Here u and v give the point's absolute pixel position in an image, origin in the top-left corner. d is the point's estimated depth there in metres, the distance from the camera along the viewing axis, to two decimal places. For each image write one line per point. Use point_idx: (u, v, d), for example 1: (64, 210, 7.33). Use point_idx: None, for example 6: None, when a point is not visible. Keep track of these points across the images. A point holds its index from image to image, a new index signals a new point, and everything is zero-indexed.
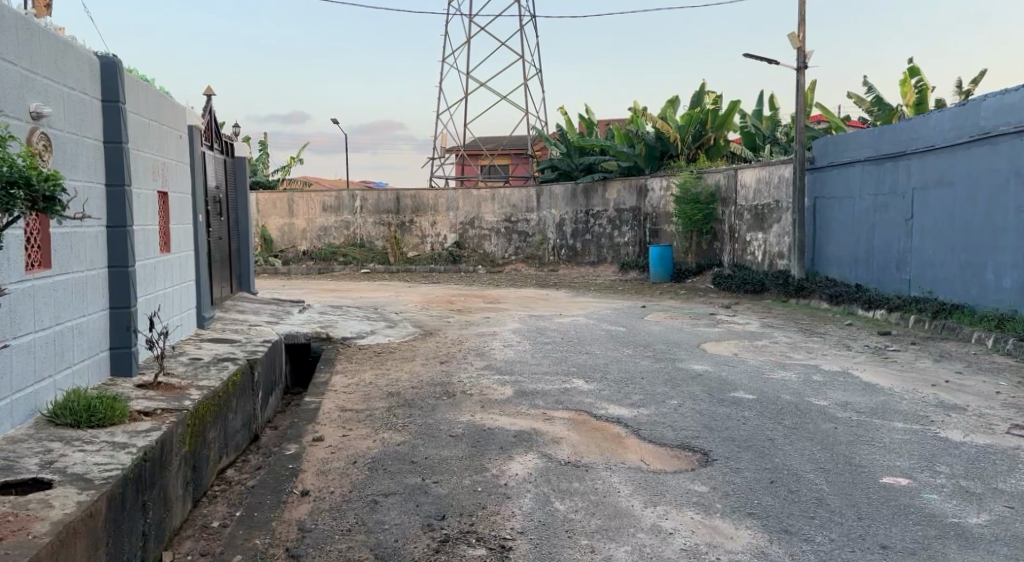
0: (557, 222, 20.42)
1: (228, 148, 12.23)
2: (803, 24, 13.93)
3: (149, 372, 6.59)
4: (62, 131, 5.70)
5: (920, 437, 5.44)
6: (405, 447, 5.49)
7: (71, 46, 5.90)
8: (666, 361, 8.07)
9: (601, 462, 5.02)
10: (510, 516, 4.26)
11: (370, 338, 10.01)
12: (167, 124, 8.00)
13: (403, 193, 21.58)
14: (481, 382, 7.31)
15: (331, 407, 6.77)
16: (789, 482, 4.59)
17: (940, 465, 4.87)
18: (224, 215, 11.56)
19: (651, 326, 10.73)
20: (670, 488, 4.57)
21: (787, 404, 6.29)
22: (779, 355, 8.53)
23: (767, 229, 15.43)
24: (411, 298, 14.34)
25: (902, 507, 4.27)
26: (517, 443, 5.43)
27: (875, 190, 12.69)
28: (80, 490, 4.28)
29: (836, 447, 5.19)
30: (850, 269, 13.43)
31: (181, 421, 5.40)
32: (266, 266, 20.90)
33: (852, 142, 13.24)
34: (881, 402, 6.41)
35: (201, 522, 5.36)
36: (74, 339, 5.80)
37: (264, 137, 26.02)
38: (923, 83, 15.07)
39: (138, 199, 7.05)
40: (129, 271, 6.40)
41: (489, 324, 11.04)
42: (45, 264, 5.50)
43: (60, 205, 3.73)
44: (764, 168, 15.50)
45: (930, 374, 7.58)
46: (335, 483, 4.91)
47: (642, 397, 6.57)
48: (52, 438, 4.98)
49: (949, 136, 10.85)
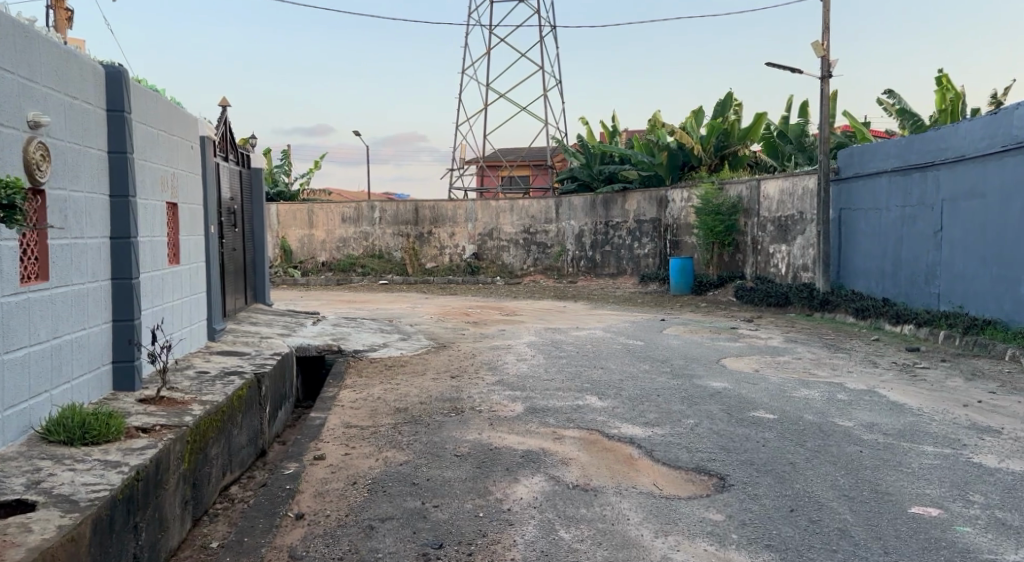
0: (576, 233, 20.16)
1: (244, 159, 12.12)
2: (828, 32, 13.63)
3: (151, 387, 6.40)
4: (61, 140, 5.52)
5: (951, 462, 5.13)
6: (408, 467, 5.26)
7: (73, 55, 5.72)
8: (684, 378, 7.78)
9: (612, 486, 4.76)
10: (510, 546, 4.01)
11: (382, 351, 9.81)
12: (177, 134, 7.85)
13: (422, 204, 21.48)
14: (492, 398, 7.06)
15: (336, 423, 6.56)
16: (810, 511, 4.31)
17: (974, 495, 4.56)
18: (239, 226, 11.44)
19: (669, 341, 10.45)
20: (683, 517, 4.30)
21: (810, 425, 6.00)
22: (803, 371, 8.23)
23: (791, 241, 15.11)
24: (428, 310, 14.15)
25: (933, 541, 3.97)
26: (524, 464, 5.19)
27: (902, 202, 12.35)
28: (62, 514, 4.08)
29: (860, 474, 4.88)
30: (876, 283, 13.08)
31: (180, 439, 5.19)
32: (285, 276, 20.83)
33: (878, 151, 12.92)
34: (909, 423, 6.10)
35: (200, 543, 5.14)
36: (73, 353, 5.62)
37: (285, 148, 26.07)
38: (955, 95, 14.70)
39: (144, 210, 6.89)
40: (131, 283, 6.23)
41: (504, 337, 10.80)
42: (42, 277, 5.33)
43: (18, 215, 3.52)
44: (788, 179, 15.19)
45: (962, 393, 7.26)
46: (331, 507, 4.69)
47: (656, 416, 6.30)
48: (43, 456, 4.80)
49: (980, 146, 10.52)
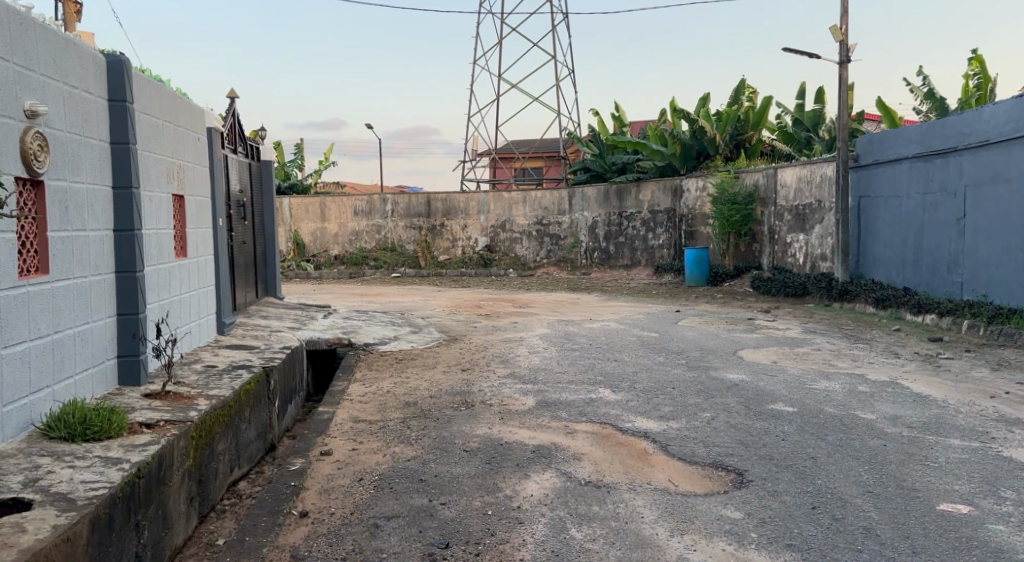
0: (590, 224, 19.94)
1: (254, 151, 11.97)
2: (846, 17, 13.35)
3: (158, 381, 6.24)
4: (60, 131, 5.34)
5: (980, 457, 4.93)
6: (416, 463, 5.11)
7: (73, 43, 5.52)
8: (699, 370, 7.60)
9: (625, 482, 4.60)
10: (520, 546, 3.86)
11: (393, 344, 9.68)
12: (183, 126, 7.67)
13: (434, 197, 21.34)
14: (503, 392, 6.89)
15: (344, 418, 6.41)
16: (833, 508, 4.12)
17: (1005, 491, 4.37)
18: (248, 218, 11.29)
19: (684, 332, 10.26)
20: (700, 514, 4.14)
21: (831, 418, 5.81)
22: (823, 363, 8.02)
23: (809, 230, 14.86)
24: (439, 303, 14.01)
25: (964, 540, 3.78)
26: (535, 459, 5.03)
27: (924, 188, 12.09)
28: (59, 512, 3.95)
29: (885, 468, 4.70)
30: (896, 272, 12.82)
31: (185, 434, 5.04)
32: (298, 270, 20.75)
33: (899, 137, 12.65)
34: (934, 416, 5.89)
35: (206, 540, 5.00)
36: (75, 347, 5.44)
37: (299, 141, 26.05)
38: (983, 79, 14.41)
39: (149, 203, 6.73)
40: (136, 276, 6.03)
41: (517, 330, 10.64)
42: (42, 269, 5.14)
43: None
44: (806, 167, 14.92)
45: (988, 385, 7.04)
46: (336, 504, 4.54)
47: (672, 409, 6.12)
48: (42, 453, 4.63)
49: (1005, 130, 10.26)
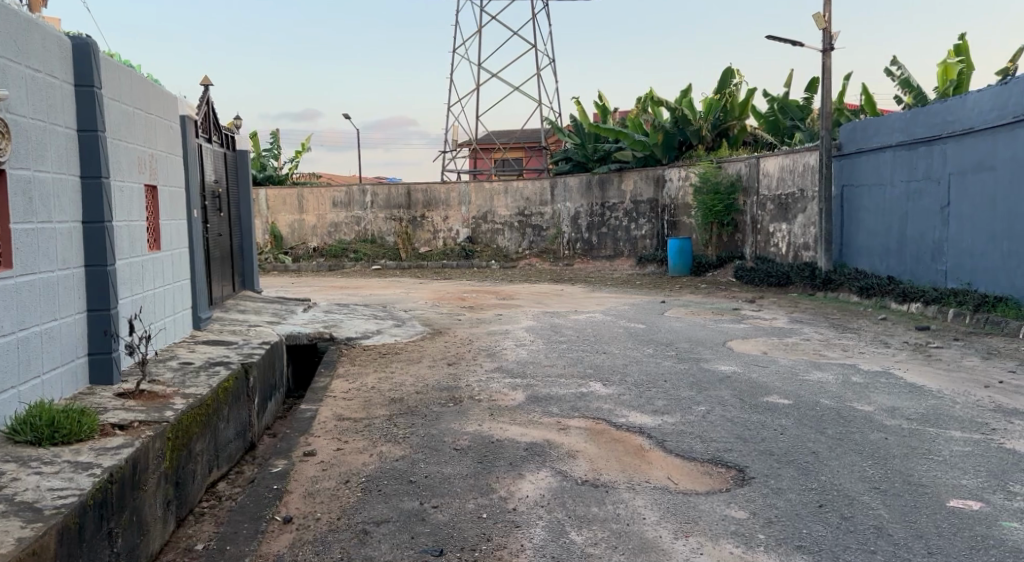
0: (572, 215, 19.80)
1: (229, 141, 11.65)
2: (829, 4, 13.24)
3: (131, 380, 6.00)
4: (23, 117, 5.07)
5: (983, 449, 4.82)
6: (404, 463, 4.92)
7: (35, 24, 5.24)
8: (690, 361, 7.46)
9: (623, 481, 4.44)
10: (518, 551, 3.69)
11: (375, 338, 9.45)
12: (154, 114, 7.39)
13: (414, 188, 21.08)
14: (491, 387, 6.71)
15: (328, 416, 6.20)
16: (841, 507, 3.99)
17: (1013, 484, 4.25)
18: (224, 210, 10.99)
19: (672, 323, 10.12)
20: (704, 514, 3.98)
21: (827, 411, 5.67)
22: (814, 353, 7.92)
23: (792, 220, 14.79)
24: (422, 295, 13.79)
25: (979, 539, 3.66)
26: (529, 457, 4.85)
27: (907, 177, 12.02)
28: (24, 524, 3.72)
29: (889, 463, 4.57)
30: (880, 261, 12.76)
31: (160, 436, 4.80)
32: (276, 262, 20.41)
33: (882, 125, 12.57)
34: (932, 407, 5.78)
35: (185, 545, 4.77)
36: (42, 345, 5.19)
37: (275, 131, 25.62)
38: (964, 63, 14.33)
39: (120, 194, 6.48)
40: (107, 270, 5.77)
41: (502, 322, 10.44)
42: (6, 264, 4.88)
43: None
44: (788, 156, 14.83)
45: (982, 374, 6.95)
46: (322, 508, 4.35)
47: (665, 403, 5.97)
48: (7, 458, 4.40)
49: (989, 118, 10.20)
